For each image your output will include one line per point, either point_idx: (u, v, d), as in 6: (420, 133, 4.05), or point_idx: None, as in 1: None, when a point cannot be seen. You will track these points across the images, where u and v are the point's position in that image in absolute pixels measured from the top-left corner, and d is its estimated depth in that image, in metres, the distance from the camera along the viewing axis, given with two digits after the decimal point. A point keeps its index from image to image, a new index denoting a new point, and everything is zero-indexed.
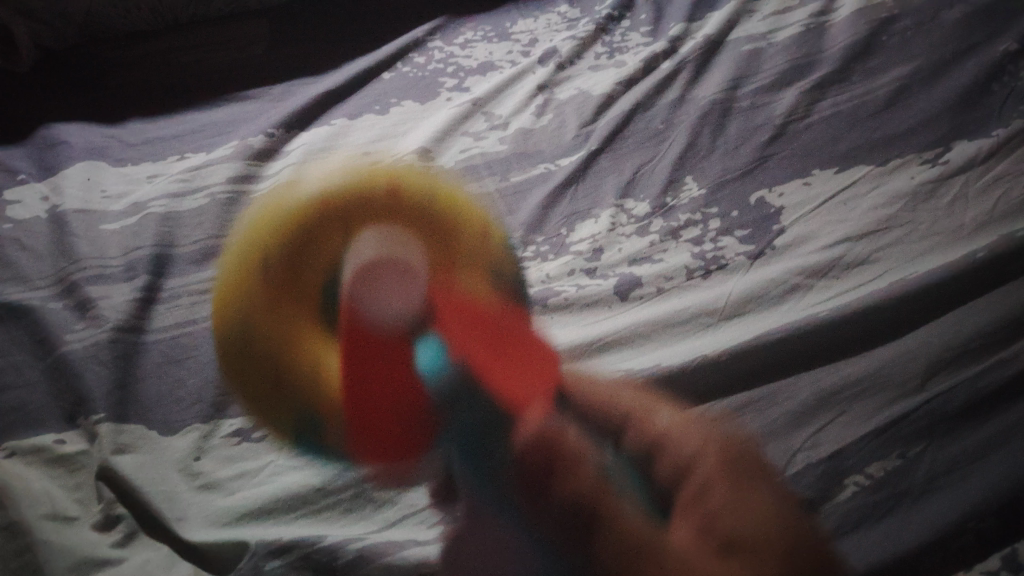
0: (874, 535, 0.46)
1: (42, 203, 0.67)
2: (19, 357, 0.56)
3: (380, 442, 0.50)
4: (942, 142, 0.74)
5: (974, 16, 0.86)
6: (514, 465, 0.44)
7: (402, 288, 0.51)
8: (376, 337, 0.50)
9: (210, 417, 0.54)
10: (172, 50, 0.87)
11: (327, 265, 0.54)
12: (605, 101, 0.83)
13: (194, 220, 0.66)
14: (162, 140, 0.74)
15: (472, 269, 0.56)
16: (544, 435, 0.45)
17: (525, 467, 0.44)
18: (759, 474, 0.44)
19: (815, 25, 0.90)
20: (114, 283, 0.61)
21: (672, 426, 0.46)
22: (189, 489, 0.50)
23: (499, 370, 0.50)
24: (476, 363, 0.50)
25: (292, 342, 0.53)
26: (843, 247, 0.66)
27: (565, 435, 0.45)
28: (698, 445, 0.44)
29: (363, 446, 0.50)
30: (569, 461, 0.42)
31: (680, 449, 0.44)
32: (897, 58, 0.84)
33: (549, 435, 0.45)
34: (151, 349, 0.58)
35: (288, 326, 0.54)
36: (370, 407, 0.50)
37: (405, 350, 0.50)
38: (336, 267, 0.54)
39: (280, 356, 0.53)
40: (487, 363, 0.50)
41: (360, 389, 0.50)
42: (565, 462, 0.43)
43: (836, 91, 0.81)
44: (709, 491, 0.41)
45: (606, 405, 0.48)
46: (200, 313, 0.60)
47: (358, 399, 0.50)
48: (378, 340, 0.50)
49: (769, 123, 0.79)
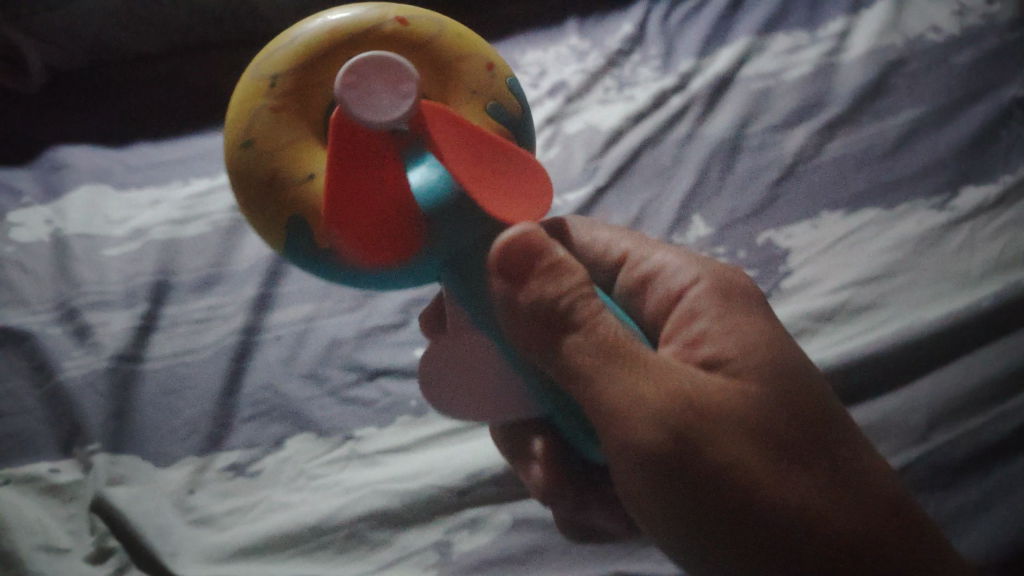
0: (983, 529, 0.50)
1: (45, 225, 0.67)
2: (17, 383, 0.56)
3: (367, 237, 0.39)
4: (951, 186, 0.74)
5: (987, 58, 0.85)
6: (491, 270, 0.40)
7: (394, 94, 0.37)
8: (367, 133, 0.38)
9: (205, 450, 0.53)
10: (181, 75, 0.87)
11: (292, 58, 0.40)
12: (614, 137, 0.83)
13: (196, 249, 0.65)
14: (168, 165, 0.74)
15: (475, 91, 0.43)
16: (528, 238, 0.39)
17: (505, 270, 0.39)
18: (755, 301, 0.45)
19: (827, 64, 0.89)
20: (114, 309, 0.61)
21: (670, 260, 0.48)
22: (181, 523, 0.49)
23: (500, 201, 0.40)
24: (475, 186, 0.39)
25: (270, 158, 0.40)
26: (848, 291, 0.66)
27: (553, 247, 0.40)
28: (692, 278, 0.46)
29: (349, 242, 0.39)
30: (552, 263, 0.39)
31: (673, 281, 0.47)
32: (908, 100, 0.83)
33: (539, 226, 0.40)
34: (147, 377, 0.57)
35: (246, 130, 0.40)
36: (357, 215, 0.38)
37: (397, 170, 0.39)
38: (301, 59, 0.40)
39: (260, 169, 0.40)
40: (491, 190, 0.40)
41: (343, 197, 0.38)
42: (546, 263, 0.39)
43: (845, 132, 0.81)
44: (696, 322, 0.44)
45: (617, 261, 0.50)
46: (199, 343, 0.59)
47: (343, 204, 0.38)
48: (370, 139, 0.38)
49: (778, 163, 0.79)
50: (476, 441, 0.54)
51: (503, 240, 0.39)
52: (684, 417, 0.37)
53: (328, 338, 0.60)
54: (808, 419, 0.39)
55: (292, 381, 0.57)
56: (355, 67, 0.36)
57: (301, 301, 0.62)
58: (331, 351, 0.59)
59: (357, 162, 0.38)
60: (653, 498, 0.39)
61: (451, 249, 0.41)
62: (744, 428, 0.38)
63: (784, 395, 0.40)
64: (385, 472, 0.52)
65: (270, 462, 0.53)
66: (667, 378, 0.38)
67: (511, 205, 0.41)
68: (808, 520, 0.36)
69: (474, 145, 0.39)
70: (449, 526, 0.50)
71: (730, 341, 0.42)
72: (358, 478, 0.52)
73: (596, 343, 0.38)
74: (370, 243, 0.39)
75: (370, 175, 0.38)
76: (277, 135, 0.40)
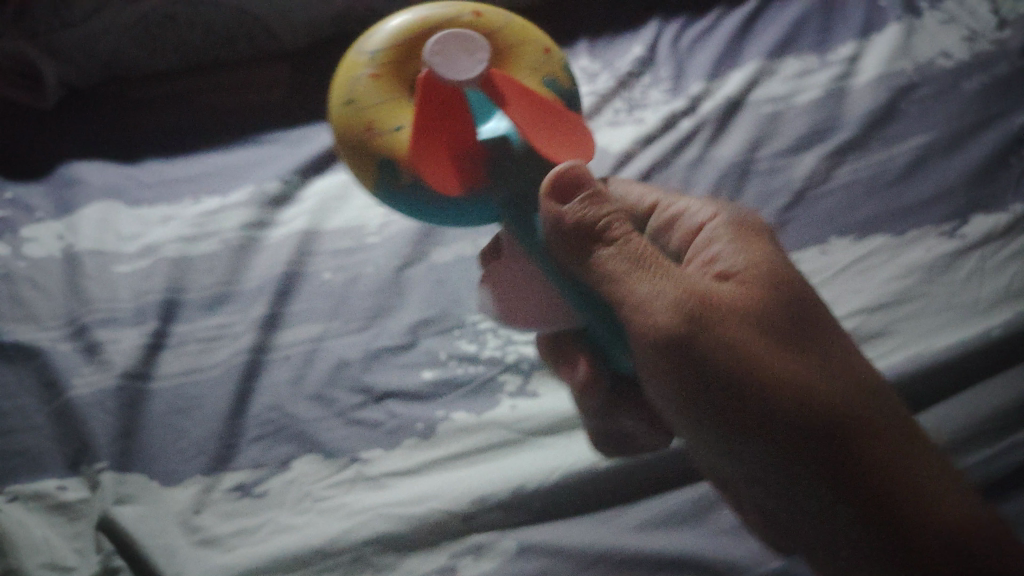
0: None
1: (58, 241, 0.67)
2: (26, 400, 0.56)
3: (439, 168, 0.51)
4: (961, 214, 0.74)
5: (998, 84, 0.85)
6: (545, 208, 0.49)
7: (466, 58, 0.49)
8: (443, 88, 0.50)
9: (212, 469, 0.53)
10: (193, 92, 0.87)
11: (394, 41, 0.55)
12: (624, 159, 0.83)
13: (206, 266, 0.66)
14: (179, 182, 0.75)
15: (534, 66, 0.55)
16: (575, 177, 0.49)
17: (567, 203, 0.48)
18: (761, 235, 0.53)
19: (837, 88, 0.89)
20: (124, 326, 0.61)
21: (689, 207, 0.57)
22: (187, 543, 0.49)
23: (548, 144, 0.51)
24: (528, 134, 0.51)
25: (367, 110, 0.54)
26: (857, 319, 0.66)
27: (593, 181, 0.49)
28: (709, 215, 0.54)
29: (425, 172, 0.51)
30: (593, 196, 0.48)
31: (694, 220, 0.55)
32: (918, 126, 0.83)
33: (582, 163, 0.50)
34: (155, 396, 0.57)
35: (356, 94, 0.54)
36: (431, 151, 0.51)
37: (465, 118, 0.51)
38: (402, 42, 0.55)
39: (360, 120, 0.54)
40: (540, 137, 0.51)
41: (423, 138, 0.50)
42: (590, 195, 0.48)
43: (855, 157, 0.81)
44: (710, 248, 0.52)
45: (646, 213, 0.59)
46: (208, 362, 0.59)
47: (422, 142, 0.51)
48: (445, 92, 0.50)
49: (787, 188, 0.79)
50: (482, 466, 0.55)
51: (553, 173, 0.49)
52: (698, 308, 0.45)
53: (336, 358, 0.60)
54: (801, 321, 0.47)
55: (299, 402, 0.57)
56: (439, 40, 0.49)
57: (309, 320, 0.63)
58: (339, 371, 0.59)
59: (439, 108, 0.50)
60: (671, 383, 0.46)
61: (507, 191, 0.52)
62: (748, 319, 0.45)
63: (782, 298, 0.47)
64: (390, 496, 0.52)
65: (276, 483, 0.53)
66: (684, 280, 0.46)
67: (555, 145, 0.52)
68: (800, 390, 0.44)
69: (526, 100, 0.51)
70: (454, 551, 0.50)
71: (740, 260, 0.49)
72: (364, 500, 0.52)
73: (625, 253, 0.46)
74: (444, 172, 0.51)
75: (448, 123, 0.51)
76: (374, 98, 0.53)
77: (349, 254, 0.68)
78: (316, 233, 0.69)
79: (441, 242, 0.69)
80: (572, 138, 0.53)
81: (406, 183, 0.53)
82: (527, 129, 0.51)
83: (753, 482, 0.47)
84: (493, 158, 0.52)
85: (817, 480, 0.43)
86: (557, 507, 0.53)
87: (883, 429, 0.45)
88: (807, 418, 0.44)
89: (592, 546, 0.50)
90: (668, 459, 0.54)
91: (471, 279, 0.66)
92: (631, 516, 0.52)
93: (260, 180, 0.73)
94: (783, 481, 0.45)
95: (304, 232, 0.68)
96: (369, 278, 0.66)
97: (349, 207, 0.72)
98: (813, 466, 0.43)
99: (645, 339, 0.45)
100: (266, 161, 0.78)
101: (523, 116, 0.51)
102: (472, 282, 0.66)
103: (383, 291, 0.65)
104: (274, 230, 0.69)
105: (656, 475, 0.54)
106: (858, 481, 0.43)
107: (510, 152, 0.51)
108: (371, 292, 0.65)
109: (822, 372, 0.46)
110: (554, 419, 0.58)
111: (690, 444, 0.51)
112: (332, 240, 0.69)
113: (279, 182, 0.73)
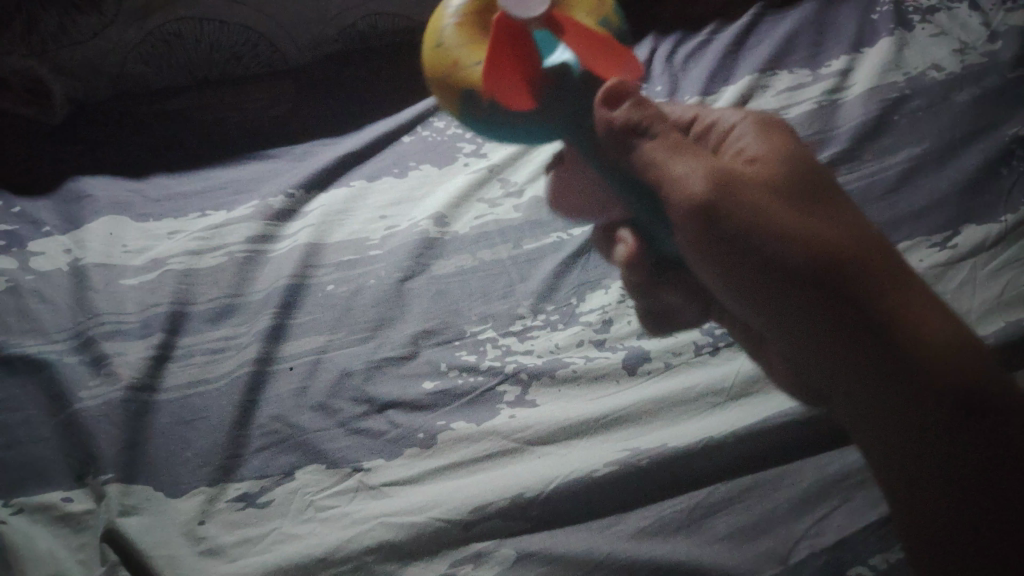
0: None
1: (64, 255, 0.69)
2: (34, 412, 0.57)
3: (513, 90, 0.60)
4: (951, 225, 0.75)
5: (988, 96, 0.87)
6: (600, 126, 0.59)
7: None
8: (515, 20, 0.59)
9: (216, 480, 0.54)
10: (199, 108, 0.89)
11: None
12: None
13: (211, 279, 0.67)
14: (185, 197, 0.76)
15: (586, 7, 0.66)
16: (621, 85, 0.59)
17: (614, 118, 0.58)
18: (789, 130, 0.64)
19: (828, 102, 0.91)
20: (130, 339, 0.62)
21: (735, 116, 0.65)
22: (191, 553, 0.50)
23: (601, 67, 0.62)
24: (589, 64, 0.61)
25: (451, 49, 0.63)
26: None
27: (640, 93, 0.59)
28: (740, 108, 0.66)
29: (502, 91, 0.60)
30: (639, 99, 0.59)
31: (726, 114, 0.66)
32: (910, 138, 0.85)
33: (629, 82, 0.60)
34: (160, 408, 0.58)
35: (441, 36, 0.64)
36: (506, 74, 0.60)
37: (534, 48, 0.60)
38: None
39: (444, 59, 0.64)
40: (594, 63, 0.61)
41: (499, 68, 0.59)
42: (635, 99, 0.59)
43: (847, 169, 0.83)
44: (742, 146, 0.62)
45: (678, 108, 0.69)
46: (213, 374, 0.60)
47: (498, 69, 0.59)
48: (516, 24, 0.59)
49: None
50: (481, 475, 0.56)
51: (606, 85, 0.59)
52: (722, 180, 0.56)
53: (340, 369, 0.61)
54: (812, 187, 0.58)
55: (303, 413, 0.58)
56: None
57: (313, 332, 0.64)
58: (342, 382, 0.60)
59: (512, 41, 0.59)
60: (710, 249, 0.57)
61: (566, 111, 0.61)
62: (765, 187, 0.56)
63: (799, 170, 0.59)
64: (391, 504, 0.53)
65: (279, 493, 0.54)
66: (710, 163, 0.57)
67: (606, 67, 0.62)
68: (812, 248, 0.54)
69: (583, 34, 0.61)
70: (453, 560, 0.51)
71: (762, 149, 0.61)
72: (365, 510, 0.53)
73: (663, 145, 0.57)
74: (518, 93, 0.61)
75: (521, 51, 0.60)
76: (459, 40, 0.63)
77: (351, 266, 0.69)
78: (319, 245, 0.70)
79: (442, 256, 0.71)
80: (618, 60, 0.63)
81: (485, 107, 0.62)
82: (588, 61, 0.61)
83: (784, 336, 0.57)
84: (561, 81, 0.61)
85: (829, 334, 0.53)
86: (556, 515, 0.54)
87: (886, 267, 0.54)
88: (821, 263, 0.53)
89: (591, 553, 0.52)
90: (666, 468, 0.55)
91: (471, 291, 0.68)
92: (629, 522, 0.54)
93: (265, 195, 0.74)
94: (795, 333, 0.56)
95: (308, 244, 0.69)
96: (371, 290, 0.67)
97: (352, 221, 0.73)
98: (831, 312, 0.52)
99: (681, 207, 0.56)
100: (270, 176, 0.79)
101: (584, 53, 0.61)
102: (472, 296, 0.68)
103: (385, 302, 0.66)
104: (279, 243, 0.70)
105: (653, 484, 0.55)
106: (871, 328, 0.51)
107: (573, 75, 0.61)
108: (373, 303, 0.66)
109: (832, 224, 0.56)
110: (552, 429, 0.59)
111: (733, 308, 0.61)
112: (336, 253, 0.70)
113: (283, 198, 0.74)
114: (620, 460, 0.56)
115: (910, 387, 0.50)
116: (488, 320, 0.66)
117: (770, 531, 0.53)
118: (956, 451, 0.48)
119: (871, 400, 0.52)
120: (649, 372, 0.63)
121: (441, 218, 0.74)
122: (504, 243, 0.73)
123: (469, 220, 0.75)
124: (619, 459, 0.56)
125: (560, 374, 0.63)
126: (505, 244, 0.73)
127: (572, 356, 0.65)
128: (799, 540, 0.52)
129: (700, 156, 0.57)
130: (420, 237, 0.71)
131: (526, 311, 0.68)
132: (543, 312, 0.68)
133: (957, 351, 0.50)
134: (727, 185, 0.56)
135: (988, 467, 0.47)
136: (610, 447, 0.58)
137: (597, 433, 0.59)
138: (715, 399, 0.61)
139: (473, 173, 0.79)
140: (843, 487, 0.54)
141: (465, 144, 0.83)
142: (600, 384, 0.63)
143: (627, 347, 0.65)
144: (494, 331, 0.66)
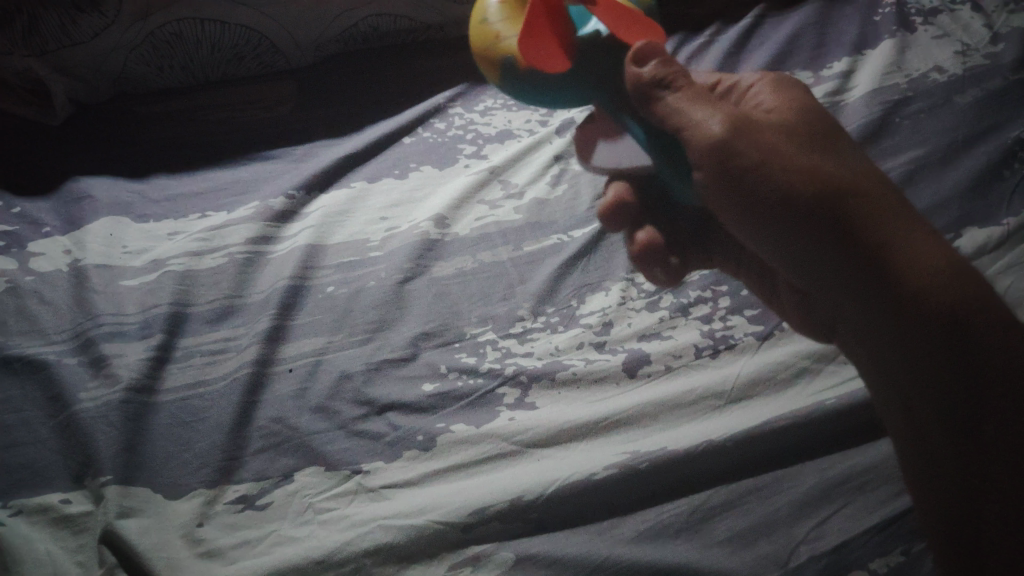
0: None
1: (64, 255, 0.69)
2: (33, 413, 0.57)
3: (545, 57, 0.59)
4: (953, 228, 0.75)
5: (990, 98, 0.87)
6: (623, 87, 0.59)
7: None
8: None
9: (215, 482, 0.54)
10: (200, 109, 0.89)
11: None
12: None
13: (211, 280, 0.67)
14: (186, 198, 0.76)
15: None
16: (644, 45, 0.57)
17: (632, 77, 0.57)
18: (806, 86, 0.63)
19: (830, 105, 0.90)
20: (130, 340, 0.62)
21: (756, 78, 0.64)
22: (190, 555, 0.50)
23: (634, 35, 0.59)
24: (619, 29, 0.58)
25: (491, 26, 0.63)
26: None
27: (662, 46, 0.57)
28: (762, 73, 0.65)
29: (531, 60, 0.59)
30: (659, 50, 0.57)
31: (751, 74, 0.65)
32: (911, 140, 0.85)
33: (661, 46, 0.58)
34: (160, 409, 0.58)
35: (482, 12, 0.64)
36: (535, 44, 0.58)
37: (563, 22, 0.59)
38: None
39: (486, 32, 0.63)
40: (626, 29, 0.59)
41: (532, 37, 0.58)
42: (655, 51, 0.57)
43: None
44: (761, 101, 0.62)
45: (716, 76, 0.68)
46: (212, 375, 0.60)
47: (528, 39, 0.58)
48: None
49: None
50: (480, 478, 0.56)
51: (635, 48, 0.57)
52: (733, 127, 0.54)
53: (340, 371, 0.61)
54: (825, 132, 0.58)
55: (303, 414, 0.58)
56: None
57: (313, 333, 0.64)
58: (342, 383, 0.60)
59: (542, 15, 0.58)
60: (722, 189, 0.55)
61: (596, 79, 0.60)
62: (781, 135, 0.55)
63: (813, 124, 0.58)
64: (391, 507, 0.53)
65: (278, 495, 0.54)
66: (724, 108, 0.55)
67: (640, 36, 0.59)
68: (828, 192, 0.52)
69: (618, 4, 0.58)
70: (452, 564, 0.51)
71: (776, 101, 0.61)
72: (365, 512, 0.53)
73: (678, 90, 0.55)
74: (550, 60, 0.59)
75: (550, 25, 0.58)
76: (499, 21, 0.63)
77: (351, 267, 0.69)
78: (320, 247, 0.70)
79: (442, 257, 0.71)
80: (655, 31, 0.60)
81: (524, 76, 0.62)
82: (618, 26, 0.58)
83: (798, 274, 0.55)
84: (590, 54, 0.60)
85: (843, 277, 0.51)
86: (556, 518, 0.54)
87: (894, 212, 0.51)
88: (826, 205, 0.51)
89: (589, 557, 0.52)
90: (666, 471, 0.56)
91: (471, 293, 0.68)
92: (628, 526, 0.54)
93: (266, 197, 0.74)
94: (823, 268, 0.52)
95: (309, 245, 0.69)
96: (372, 291, 0.67)
97: (353, 222, 0.73)
98: (841, 258, 0.51)
99: (695, 149, 0.54)
100: (272, 176, 0.79)
101: (614, 17, 0.58)
102: (472, 298, 0.68)
103: (385, 304, 0.66)
104: (280, 244, 0.70)
105: (654, 487, 0.55)
106: (871, 268, 0.49)
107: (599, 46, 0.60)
108: (373, 305, 0.66)
109: (845, 169, 0.54)
110: (552, 431, 0.59)
111: (753, 241, 0.58)
112: (337, 254, 0.70)
113: (283, 199, 0.74)
114: (621, 463, 0.56)
115: (914, 340, 0.48)
116: (488, 322, 0.66)
117: (770, 535, 0.53)
118: (965, 396, 0.46)
119: (882, 355, 0.50)
120: (649, 376, 0.64)
121: (442, 220, 0.74)
122: (504, 244, 0.73)
123: (470, 222, 0.75)
124: (620, 461, 0.56)
125: (560, 376, 0.63)
126: (505, 246, 0.73)
127: (572, 358, 0.65)
128: (799, 544, 0.53)
129: (714, 103, 0.55)
130: (420, 239, 0.71)
131: (526, 312, 0.68)
132: (543, 313, 0.68)
133: (980, 305, 0.47)
134: (740, 128, 0.54)
135: (986, 439, 0.45)
136: (610, 449, 0.58)
137: (597, 436, 0.59)
138: (715, 402, 0.61)
139: (474, 175, 0.79)
140: (842, 492, 0.55)
141: (465, 146, 0.84)
142: (600, 387, 0.63)
143: (628, 349, 0.66)
144: (494, 332, 0.66)
